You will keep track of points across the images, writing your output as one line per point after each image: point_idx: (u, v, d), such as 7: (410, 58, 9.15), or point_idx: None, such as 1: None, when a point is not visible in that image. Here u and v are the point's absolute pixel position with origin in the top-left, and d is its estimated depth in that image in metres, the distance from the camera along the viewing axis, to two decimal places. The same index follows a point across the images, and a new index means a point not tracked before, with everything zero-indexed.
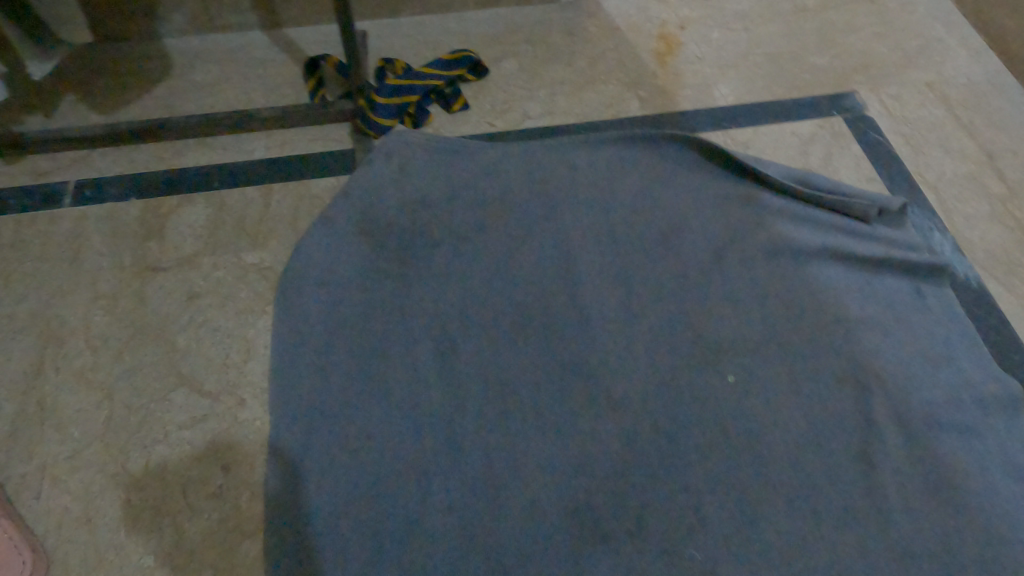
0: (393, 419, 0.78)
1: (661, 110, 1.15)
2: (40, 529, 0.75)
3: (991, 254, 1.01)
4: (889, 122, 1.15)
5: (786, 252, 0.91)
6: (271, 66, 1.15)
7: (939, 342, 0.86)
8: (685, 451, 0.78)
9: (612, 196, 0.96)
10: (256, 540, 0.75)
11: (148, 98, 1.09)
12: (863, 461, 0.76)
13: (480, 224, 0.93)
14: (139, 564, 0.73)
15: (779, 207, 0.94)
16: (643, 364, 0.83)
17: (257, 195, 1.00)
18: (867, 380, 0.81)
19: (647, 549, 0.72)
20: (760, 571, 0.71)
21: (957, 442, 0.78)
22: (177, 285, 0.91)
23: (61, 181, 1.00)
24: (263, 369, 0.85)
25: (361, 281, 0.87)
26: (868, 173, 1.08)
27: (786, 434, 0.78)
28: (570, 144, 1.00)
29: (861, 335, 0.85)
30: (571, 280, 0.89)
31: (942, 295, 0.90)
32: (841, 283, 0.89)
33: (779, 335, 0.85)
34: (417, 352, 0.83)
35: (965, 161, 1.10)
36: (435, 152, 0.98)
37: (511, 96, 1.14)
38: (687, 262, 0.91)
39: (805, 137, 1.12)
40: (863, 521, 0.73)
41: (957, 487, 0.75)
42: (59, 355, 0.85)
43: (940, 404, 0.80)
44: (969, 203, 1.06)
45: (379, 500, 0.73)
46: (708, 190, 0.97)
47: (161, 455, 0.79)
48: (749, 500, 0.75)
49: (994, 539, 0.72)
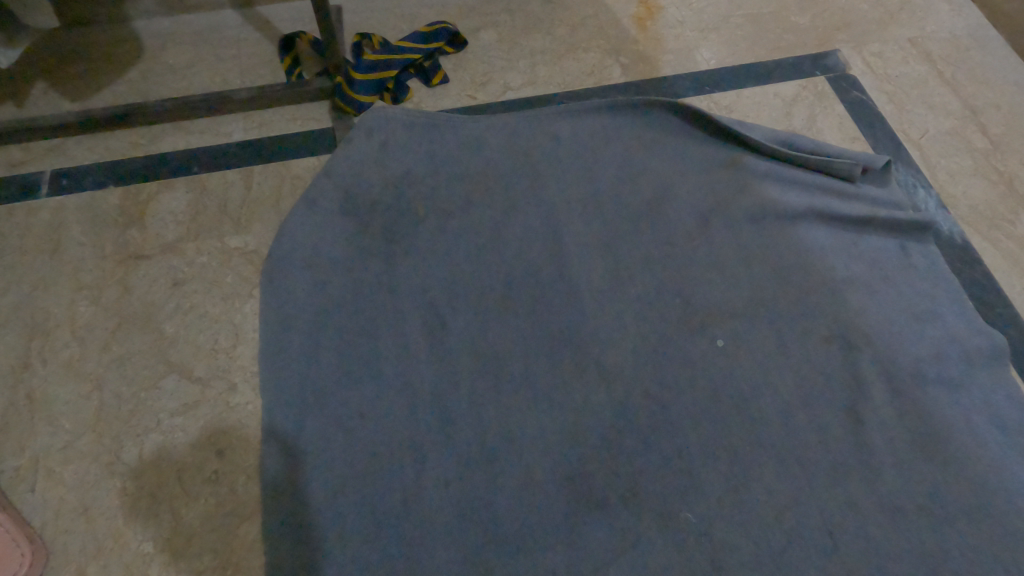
0: (385, 397, 0.78)
1: (642, 76, 1.13)
2: (37, 521, 0.75)
3: (974, 208, 1.01)
4: (872, 80, 1.14)
5: (772, 215, 0.91)
6: (245, 45, 1.12)
7: (925, 298, 0.86)
8: (676, 416, 0.78)
9: (596, 165, 0.96)
10: (255, 522, 0.75)
11: (120, 82, 1.07)
12: (852, 419, 0.78)
13: (465, 199, 0.93)
14: (140, 551, 0.73)
15: (764, 169, 0.94)
16: (633, 331, 0.84)
17: (237, 177, 0.99)
18: (854, 339, 0.82)
19: (642, 513, 0.73)
20: (754, 529, 0.72)
21: (944, 396, 0.79)
22: (161, 272, 0.90)
23: (36, 172, 0.98)
24: (253, 353, 0.85)
25: (348, 260, 0.87)
26: (852, 133, 1.08)
27: (776, 395, 0.79)
28: (553, 113, 0.99)
29: (848, 295, 0.85)
30: (559, 251, 0.89)
31: (927, 251, 0.91)
32: (826, 244, 0.89)
33: (767, 298, 0.85)
34: (407, 330, 0.83)
35: (948, 116, 1.10)
36: (416, 126, 0.97)
37: (491, 67, 1.13)
38: (674, 228, 0.91)
39: (789, 98, 1.11)
40: (853, 477, 0.74)
41: (945, 439, 0.76)
42: (46, 348, 0.84)
43: (926, 358, 0.81)
44: (953, 158, 1.06)
45: (376, 477, 0.74)
46: (692, 156, 0.96)
47: (154, 443, 0.79)
48: (741, 461, 0.76)
49: (981, 488, 0.74)
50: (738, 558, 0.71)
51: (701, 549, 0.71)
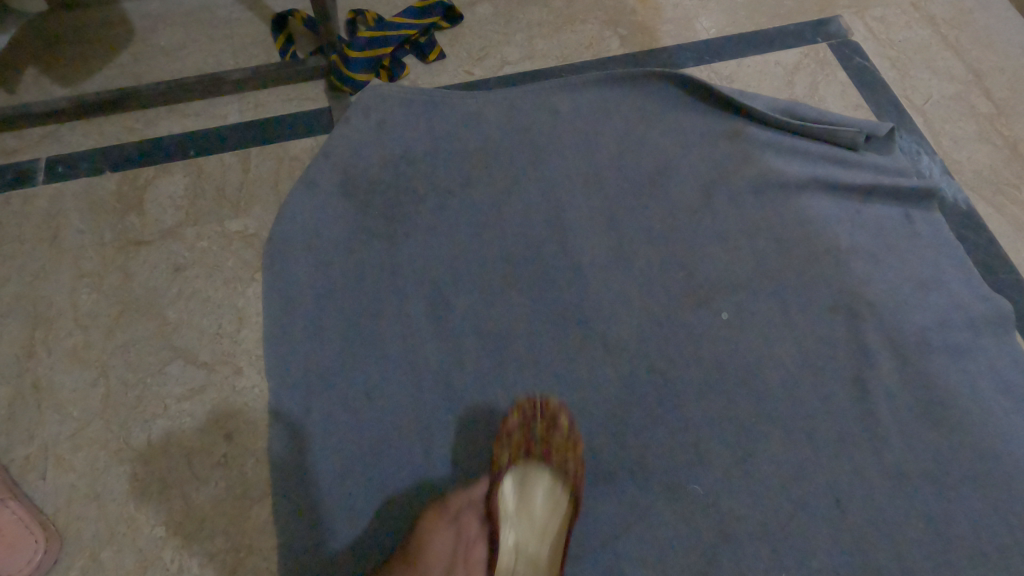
0: (392, 378, 0.78)
1: (641, 47, 1.12)
2: (49, 508, 0.75)
3: (979, 174, 1.00)
4: (874, 46, 1.13)
5: (775, 186, 0.90)
6: (237, 25, 1.10)
7: (928, 266, 0.86)
8: (683, 390, 0.78)
9: (598, 138, 0.95)
10: (266, 504, 0.76)
11: (112, 66, 1.05)
12: (858, 388, 0.78)
13: (466, 176, 0.92)
14: (152, 535, 0.74)
15: (766, 139, 0.93)
16: (637, 306, 0.84)
17: (235, 160, 0.98)
18: (859, 309, 0.82)
19: (649, 486, 0.74)
20: (761, 499, 0.73)
21: (949, 363, 0.79)
22: (161, 257, 0.90)
23: (31, 159, 0.97)
24: (257, 336, 0.85)
25: (350, 241, 0.86)
26: (854, 100, 1.07)
27: (782, 366, 0.79)
28: (552, 87, 0.98)
29: (852, 265, 0.85)
30: (561, 227, 0.89)
31: (931, 218, 0.90)
32: (829, 214, 0.88)
33: (770, 269, 0.85)
34: (411, 310, 0.82)
35: (952, 81, 1.09)
36: (413, 103, 0.95)
37: (488, 42, 1.11)
38: (676, 201, 0.90)
39: (790, 67, 1.10)
40: (859, 446, 0.75)
41: (949, 406, 0.76)
42: (50, 337, 0.84)
43: (931, 326, 0.81)
44: (957, 124, 1.05)
45: (384, 458, 0.74)
46: (694, 127, 0.95)
47: (163, 428, 0.79)
48: (747, 433, 0.76)
49: (985, 453, 0.74)
50: (746, 527, 0.71)
51: (708, 520, 0.72)
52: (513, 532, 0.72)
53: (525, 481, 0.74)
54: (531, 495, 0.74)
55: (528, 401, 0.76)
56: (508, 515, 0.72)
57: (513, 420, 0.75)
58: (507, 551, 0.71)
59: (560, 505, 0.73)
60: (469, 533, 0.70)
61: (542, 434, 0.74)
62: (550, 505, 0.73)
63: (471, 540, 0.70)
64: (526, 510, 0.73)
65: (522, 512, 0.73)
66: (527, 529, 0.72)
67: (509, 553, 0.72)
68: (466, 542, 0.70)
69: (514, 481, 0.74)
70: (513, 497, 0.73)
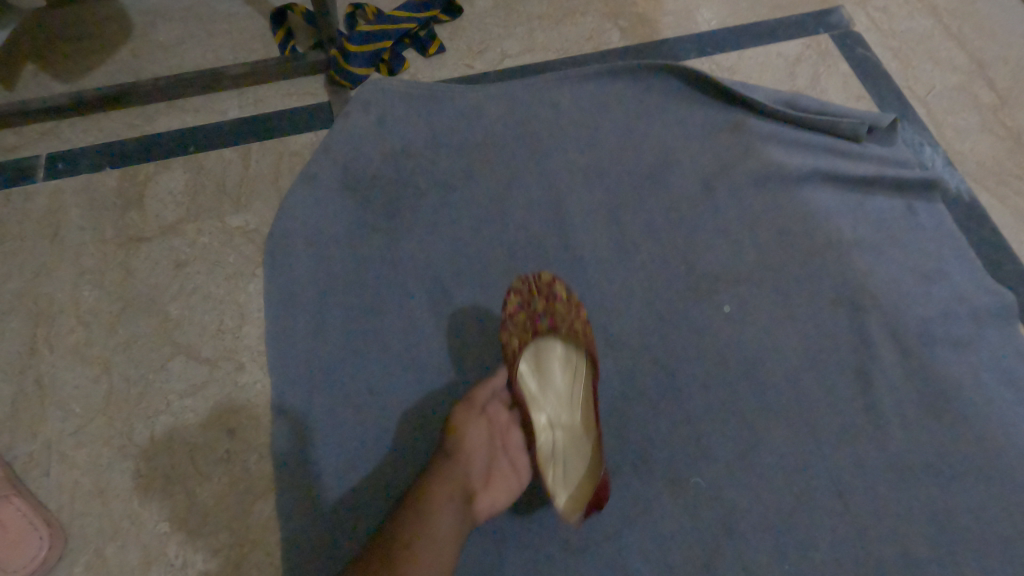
0: (394, 374, 0.78)
1: (642, 39, 1.11)
2: (53, 504, 0.75)
3: (982, 165, 1.00)
4: (877, 37, 1.12)
5: (777, 178, 0.89)
6: (236, 20, 1.10)
7: (931, 258, 0.85)
8: (685, 383, 0.78)
9: (599, 131, 0.94)
10: (269, 499, 0.76)
11: (111, 62, 1.05)
12: (860, 380, 0.78)
13: (467, 170, 0.91)
14: (157, 531, 0.74)
15: (768, 131, 0.92)
16: (639, 300, 0.83)
17: (235, 155, 0.97)
18: (861, 301, 0.82)
19: (652, 480, 0.74)
20: (764, 492, 0.73)
21: (952, 355, 0.79)
22: (162, 254, 0.90)
23: (31, 156, 0.97)
24: (259, 332, 0.85)
25: (351, 236, 0.86)
26: (856, 92, 1.06)
27: (785, 359, 0.79)
28: (552, 80, 0.97)
29: (854, 257, 0.85)
30: (562, 221, 0.88)
31: (934, 210, 0.90)
32: (832, 206, 0.88)
33: (773, 262, 0.85)
34: (412, 306, 0.82)
35: (954, 72, 1.08)
36: (413, 98, 0.95)
37: (488, 35, 1.10)
38: (678, 194, 0.90)
39: (792, 58, 1.09)
40: (862, 438, 0.75)
41: (952, 398, 0.76)
42: (52, 334, 0.84)
43: (934, 318, 0.81)
44: (959, 114, 1.04)
45: (387, 453, 0.75)
46: (696, 120, 0.94)
47: (165, 424, 0.79)
48: (750, 426, 0.76)
49: (988, 445, 0.74)
50: (749, 520, 0.71)
51: (711, 513, 0.72)
52: (544, 408, 0.76)
53: (541, 356, 0.78)
54: (549, 369, 0.78)
55: (519, 280, 0.79)
56: (533, 392, 0.77)
57: (513, 301, 0.78)
58: (542, 425, 0.76)
59: (579, 372, 0.77)
60: (499, 417, 0.75)
61: (544, 308, 0.78)
62: (570, 374, 0.78)
63: (502, 424, 0.75)
64: (547, 384, 0.77)
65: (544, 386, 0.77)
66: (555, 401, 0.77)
67: (545, 427, 0.76)
68: (499, 427, 0.74)
69: (531, 355, 0.78)
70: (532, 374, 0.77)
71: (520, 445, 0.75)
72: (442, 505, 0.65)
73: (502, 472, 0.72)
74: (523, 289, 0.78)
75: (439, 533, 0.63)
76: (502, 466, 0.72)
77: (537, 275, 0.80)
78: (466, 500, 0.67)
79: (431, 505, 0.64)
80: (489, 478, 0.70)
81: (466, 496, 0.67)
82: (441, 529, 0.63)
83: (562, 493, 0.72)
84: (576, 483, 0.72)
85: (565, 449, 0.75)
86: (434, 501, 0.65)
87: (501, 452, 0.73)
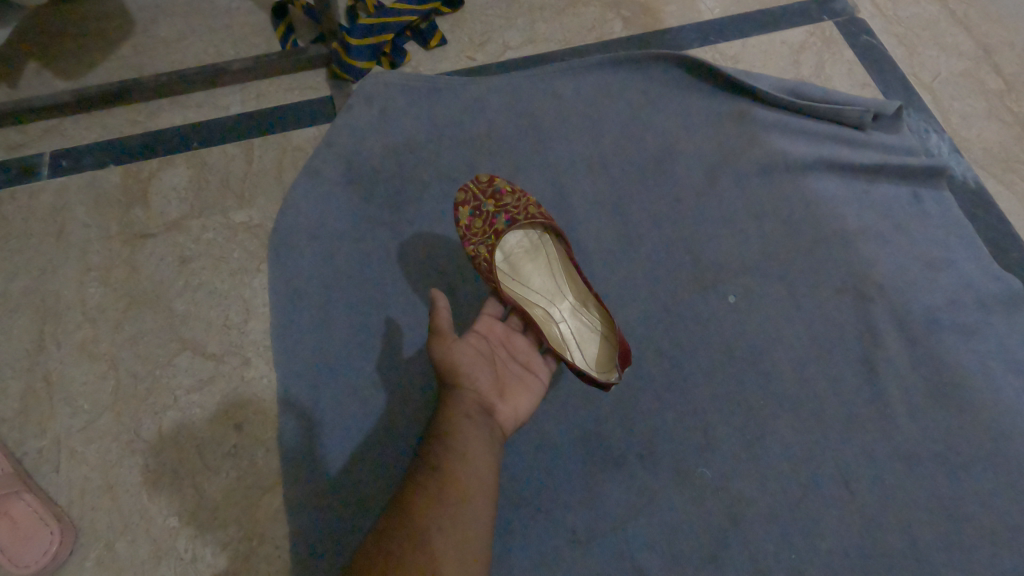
0: (399, 368, 0.79)
1: (645, 29, 1.11)
2: (64, 500, 0.76)
3: (989, 151, 0.99)
4: (881, 23, 1.11)
5: (781, 167, 0.89)
6: (237, 15, 1.10)
7: (937, 245, 0.85)
8: (691, 374, 0.78)
9: (602, 121, 0.94)
10: (277, 493, 0.77)
11: (113, 59, 1.05)
12: (867, 369, 0.77)
13: (470, 163, 0.91)
14: (166, 525, 0.75)
15: (772, 119, 0.91)
16: (643, 290, 0.83)
17: (238, 151, 0.97)
18: (867, 290, 0.81)
19: (658, 471, 0.74)
20: (770, 483, 0.73)
21: (959, 343, 0.78)
22: (167, 250, 0.90)
23: (35, 153, 0.97)
24: (264, 328, 0.85)
25: (354, 230, 0.86)
26: (861, 79, 1.05)
27: (790, 349, 0.79)
28: (555, 71, 0.96)
29: (859, 245, 0.84)
30: (566, 212, 0.88)
31: (940, 197, 0.89)
32: (837, 194, 0.88)
33: (777, 252, 0.84)
34: (416, 300, 0.83)
35: (960, 57, 1.07)
36: (416, 90, 0.94)
37: (490, 26, 1.10)
38: (682, 185, 0.89)
39: (796, 46, 1.08)
40: (869, 428, 0.75)
41: (958, 386, 0.76)
42: (59, 331, 0.85)
43: (941, 306, 0.80)
44: (965, 101, 1.04)
45: (393, 446, 0.75)
46: (699, 109, 0.94)
47: (173, 419, 0.80)
48: (755, 417, 0.76)
49: (996, 433, 0.74)
50: (755, 510, 0.72)
51: (717, 503, 0.72)
52: (537, 301, 0.78)
53: (511, 256, 0.78)
54: (522, 266, 0.79)
55: (461, 192, 0.80)
56: (519, 291, 0.77)
57: (464, 214, 0.79)
58: (543, 317, 0.77)
59: (551, 257, 0.79)
60: (492, 330, 0.74)
61: (495, 209, 0.79)
62: (541, 262, 0.79)
63: (499, 336, 0.74)
64: (528, 280, 0.78)
65: (526, 283, 0.78)
66: (543, 292, 0.78)
67: (547, 318, 0.77)
68: (496, 338, 0.74)
69: (502, 256, 0.78)
70: (510, 276, 0.78)
71: (527, 348, 0.75)
72: (467, 421, 0.62)
73: (515, 379, 0.71)
74: (469, 198, 0.80)
75: (474, 447, 0.61)
76: (512, 372, 0.71)
77: (475, 179, 0.82)
78: (488, 407, 0.65)
79: (454, 419, 0.62)
80: (505, 387, 0.69)
81: (486, 406, 0.66)
82: (475, 439, 0.61)
83: (591, 368, 0.75)
84: (599, 352, 0.76)
85: (575, 330, 0.77)
86: (456, 418, 0.62)
87: (506, 360, 0.73)
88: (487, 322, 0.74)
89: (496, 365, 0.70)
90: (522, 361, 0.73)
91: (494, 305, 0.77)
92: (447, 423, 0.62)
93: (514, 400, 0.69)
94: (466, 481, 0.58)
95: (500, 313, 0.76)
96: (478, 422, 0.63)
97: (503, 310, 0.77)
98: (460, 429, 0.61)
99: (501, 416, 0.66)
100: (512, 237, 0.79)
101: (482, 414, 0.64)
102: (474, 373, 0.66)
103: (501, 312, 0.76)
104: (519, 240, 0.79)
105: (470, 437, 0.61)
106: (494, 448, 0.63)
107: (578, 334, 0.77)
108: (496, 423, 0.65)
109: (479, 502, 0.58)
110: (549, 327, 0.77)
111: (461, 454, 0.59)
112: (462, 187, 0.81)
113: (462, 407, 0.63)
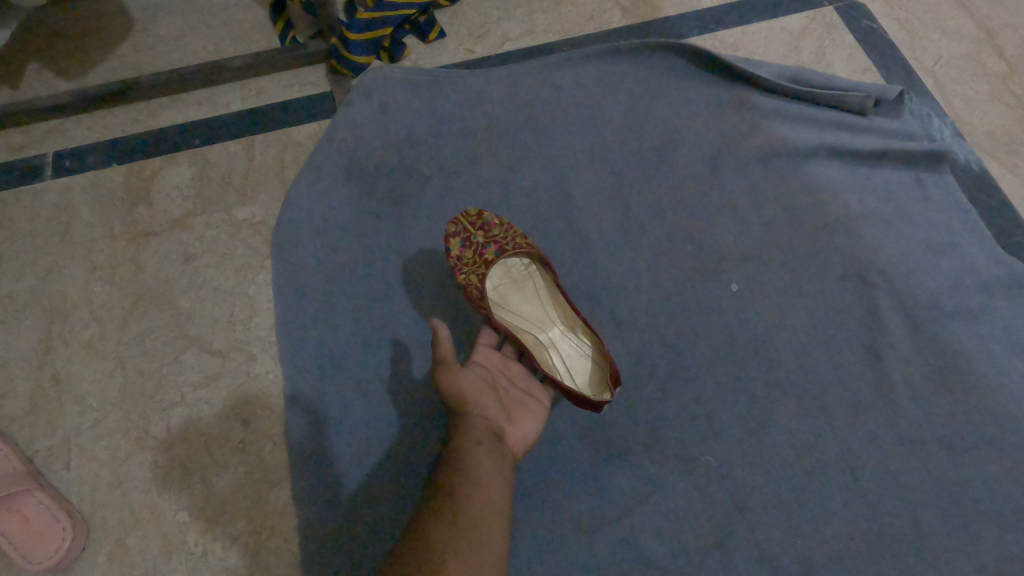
0: (402, 361, 0.79)
1: (644, 18, 1.10)
2: (75, 497, 0.77)
3: (991, 135, 0.99)
4: (882, 8, 1.10)
5: (782, 155, 0.89)
6: (235, 12, 1.10)
7: (941, 230, 0.85)
8: (694, 363, 0.79)
9: (602, 112, 0.93)
10: (285, 487, 0.77)
11: (114, 58, 1.05)
12: (871, 355, 0.77)
13: (471, 156, 0.91)
14: (176, 520, 0.76)
15: (773, 108, 0.91)
16: (645, 280, 0.84)
17: (239, 147, 0.98)
18: (870, 276, 0.81)
19: (663, 460, 0.74)
20: (774, 469, 0.73)
21: (963, 328, 0.78)
22: (171, 248, 0.90)
23: (38, 154, 0.97)
24: (269, 324, 0.86)
25: (356, 225, 0.86)
26: (862, 65, 1.05)
27: (793, 336, 0.79)
28: (554, 62, 0.96)
29: (862, 232, 0.84)
30: (568, 203, 0.88)
31: (943, 182, 0.88)
32: (839, 181, 0.87)
33: (780, 239, 0.84)
34: (419, 293, 0.83)
35: (962, 40, 1.07)
36: (415, 85, 0.94)
37: (489, 18, 1.10)
38: (684, 173, 0.89)
39: (796, 32, 1.08)
40: (873, 414, 0.75)
41: (963, 371, 0.76)
42: (66, 330, 0.85)
43: (944, 291, 0.80)
44: (968, 84, 1.03)
45: (399, 439, 0.76)
46: (700, 97, 0.93)
47: (181, 416, 0.80)
48: (760, 405, 0.76)
49: (1000, 418, 0.74)
50: (760, 497, 0.72)
51: (722, 491, 0.72)
52: (526, 328, 0.77)
53: (499, 286, 0.78)
54: (510, 296, 0.78)
55: (451, 224, 0.80)
56: (509, 320, 0.77)
57: (454, 244, 0.79)
58: (534, 343, 0.76)
59: (539, 285, 0.79)
60: (490, 360, 0.72)
61: (485, 239, 0.79)
62: (529, 292, 0.79)
63: (497, 365, 0.72)
64: (517, 309, 0.78)
65: (515, 312, 0.78)
66: (531, 319, 0.77)
67: (537, 343, 0.76)
68: (495, 367, 0.72)
69: (491, 286, 0.78)
70: (500, 305, 0.78)
71: (524, 375, 0.73)
72: (478, 447, 0.61)
73: (518, 403, 0.69)
74: (458, 230, 0.79)
75: (489, 472, 0.59)
76: (515, 398, 0.70)
77: (464, 213, 0.81)
78: (497, 433, 0.64)
79: (464, 447, 0.61)
80: (510, 411, 0.67)
81: (495, 431, 0.64)
82: (487, 465, 0.60)
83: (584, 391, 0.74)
84: (591, 376, 0.75)
85: (566, 355, 0.76)
86: (466, 446, 0.61)
87: (508, 386, 0.71)
88: (484, 352, 0.73)
89: (499, 393, 0.69)
90: (522, 387, 0.72)
91: (488, 334, 0.76)
92: (457, 451, 0.60)
93: (520, 424, 0.67)
94: (483, 505, 0.56)
95: (494, 341, 0.76)
96: (488, 448, 0.61)
97: (497, 338, 0.76)
98: (472, 456, 0.60)
99: (511, 441, 0.64)
100: (500, 266, 0.79)
101: (492, 439, 0.62)
102: (480, 401, 0.65)
103: (496, 341, 0.76)
104: (506, 272, 0.79)
105: (482, 463, 0.59)
106: (505, 474, 0.61)
107: (569, 358, 0.76)
108: (506, 448, 0.64)
109: (497, 528, 0.56)
110: (540, 352, 0.76)
111: (475, 480, 0.58)
112: (452, 220, 0.81)
113: (471, 433, 0.62)
